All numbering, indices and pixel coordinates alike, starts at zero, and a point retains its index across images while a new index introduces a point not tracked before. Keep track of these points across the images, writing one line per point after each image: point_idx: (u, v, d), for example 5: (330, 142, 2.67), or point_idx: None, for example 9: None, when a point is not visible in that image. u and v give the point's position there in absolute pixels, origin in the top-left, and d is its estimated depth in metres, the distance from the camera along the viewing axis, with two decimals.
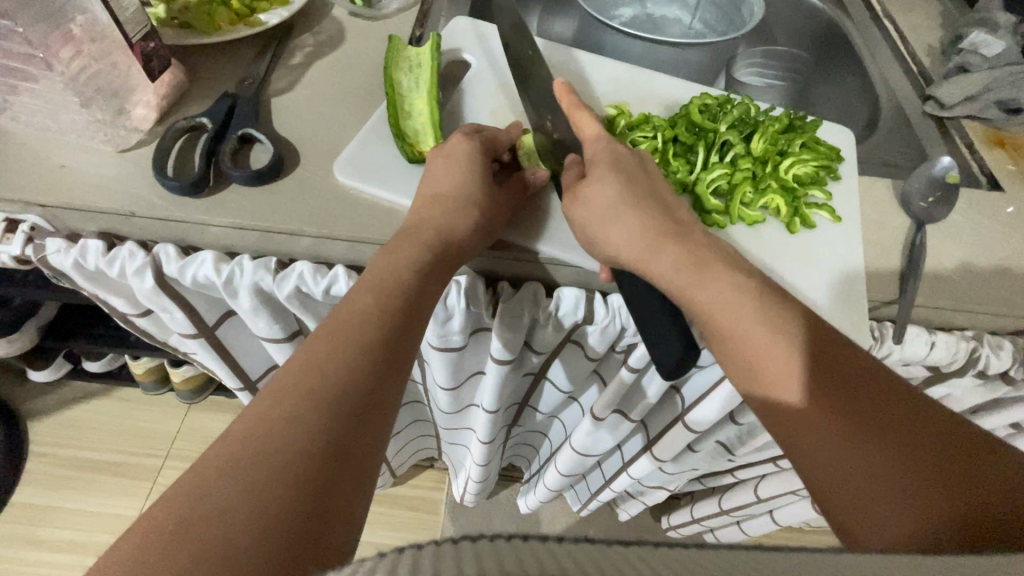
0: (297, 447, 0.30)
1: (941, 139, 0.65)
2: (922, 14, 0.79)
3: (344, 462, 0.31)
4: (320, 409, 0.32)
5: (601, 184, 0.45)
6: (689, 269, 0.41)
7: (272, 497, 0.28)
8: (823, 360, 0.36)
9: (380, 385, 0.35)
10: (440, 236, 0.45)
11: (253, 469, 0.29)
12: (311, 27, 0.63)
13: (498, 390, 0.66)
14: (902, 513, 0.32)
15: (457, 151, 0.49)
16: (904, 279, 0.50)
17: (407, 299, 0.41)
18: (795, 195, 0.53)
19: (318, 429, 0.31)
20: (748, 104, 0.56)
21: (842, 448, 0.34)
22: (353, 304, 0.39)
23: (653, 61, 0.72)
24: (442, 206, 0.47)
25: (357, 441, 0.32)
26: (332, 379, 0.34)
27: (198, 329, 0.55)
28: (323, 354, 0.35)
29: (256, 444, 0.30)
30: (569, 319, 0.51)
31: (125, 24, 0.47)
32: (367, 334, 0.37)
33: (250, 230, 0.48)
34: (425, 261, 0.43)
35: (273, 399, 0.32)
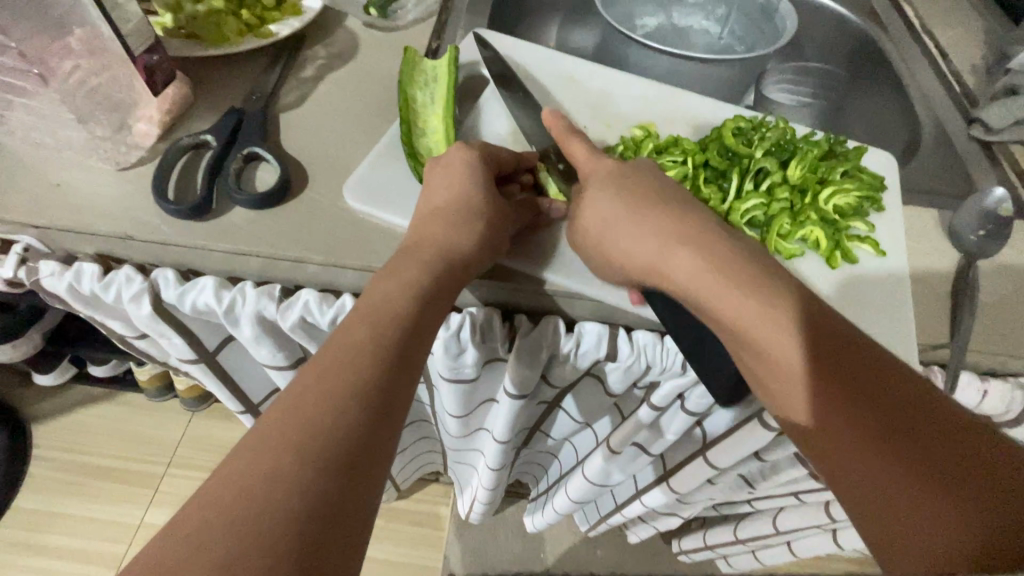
0: (279, 512, 0.27)
1: (988, 165, 0.61)
2: (962, 30, 0.75)
3: (331, 521, 0.28)
4: (303, 464, 0.29)
5: (595, 200, 0.43)
6: (701, 284, 0.37)
7: (242, 575, 0.24)
8: (867, 376, 0.32)
9: (372, 431, 0.32)
10: (438, 254, 0.42)
11: (230, 538, 0.26)
12: (324, 38, 0.60)
13: (511, 420, 0.63)
14: (933, 534, 0.28)
15: (454, 163, 0.46)
16: (954, 318, 0.47)
17: (406, 329, 0.37)
18: (836, 227, 0.49)
19: (300, 487, 0.28)
20: (785, 128, 0.52)
21: (886, 464, 0.30)
22: (346, 335, 0.36)
23: (679, 77, 0.69)
24: (443, 222, 0.44)
25: (346, 496, 0.29)
26: (321, 427, 0.30)
27: (198, 354, 0.53)
28: (310, 397, 0.32)
29: (231, 507, 0.27)
30: (591, 355, 0.48)
31: (127, 36, 0.44)
32: (355, 372, 0.33)
33: (255, 256, 0.45)
34: (425, 283, 0.40)
35: (253, 451, 0.29)
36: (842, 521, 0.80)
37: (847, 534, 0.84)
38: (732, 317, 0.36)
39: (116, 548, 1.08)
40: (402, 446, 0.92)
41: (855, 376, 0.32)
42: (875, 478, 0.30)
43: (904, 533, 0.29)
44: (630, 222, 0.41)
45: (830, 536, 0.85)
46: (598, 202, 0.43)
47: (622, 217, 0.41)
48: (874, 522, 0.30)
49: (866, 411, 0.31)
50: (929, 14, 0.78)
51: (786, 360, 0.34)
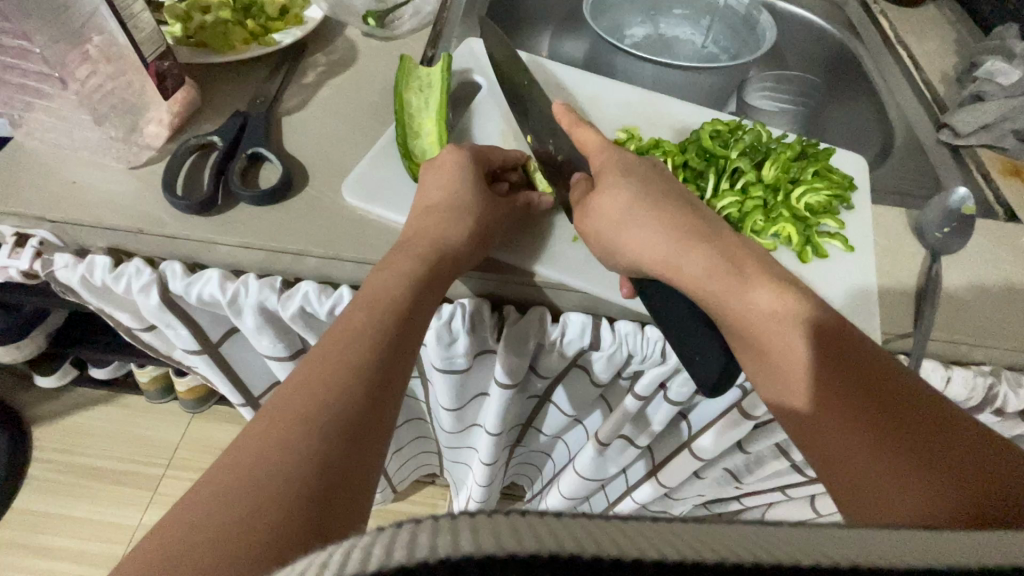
0: (289, 474, 0.29)
1: (957, 167, 0.64)
2: (934, 40, 0.79)
3: (337, 483, 0.30)
4: (314, 433, 0.31)
5: (612, 191, 0.45)
6: (712, 274, 0.39)
7: (263, 524, 0.27)
8: (832, 354, 0.35)
9: (372, 406, 0.34)
10: (433, 247, 0.45)
11: (244, 497, 0.28)
12: (324, 46, 0.63)
13: (502, 412, 0.65)
14: (914, 498, 0.30)
15: (446, 163, 0.50)
16: (919, 309, 0.49)
17: (402, 316, 0.40)
18: (807, 224, 0.52)
19: (314, 451, 0.30)
20: (760, 131, 0.55)
21: (851, 432, 0.33)
22: (350, 321, 0.38)
23: (663, 84, 0.73)
24: (436, 217, 0.47)
25: (350, 462, 0.31)
26: (326, 402, 0.33)
27: (202, 345, 0.55)
28: (315, 377, 0.34)
29: (245, 472, 0.29)
30: (576, 344, 0.51)
31: (140, 44, 0.48)
32: (359, 353, 0.36)
33: (258, 249, 0.48)
34: (419, 274, 0.43)
35: (269, 422, 0.32)
36: (827, 515, 0.82)
37: None
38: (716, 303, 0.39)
39: (115, 548, 1.10)
40: (397, 444, 0.94)
41: (842, 360, 0.35)
42: (858, 450, 0.32)
43: (887, 499, 0.31)
44: (644, 212, 0.43)
45: None
46: (616, 188, 0.45)
47: (635, 206, 0.44)
48: (857, 491, 0.32)
49: (846, 389, 0.34)
50: (903, 25, 0.82)
51: (772, 345, 0.37)
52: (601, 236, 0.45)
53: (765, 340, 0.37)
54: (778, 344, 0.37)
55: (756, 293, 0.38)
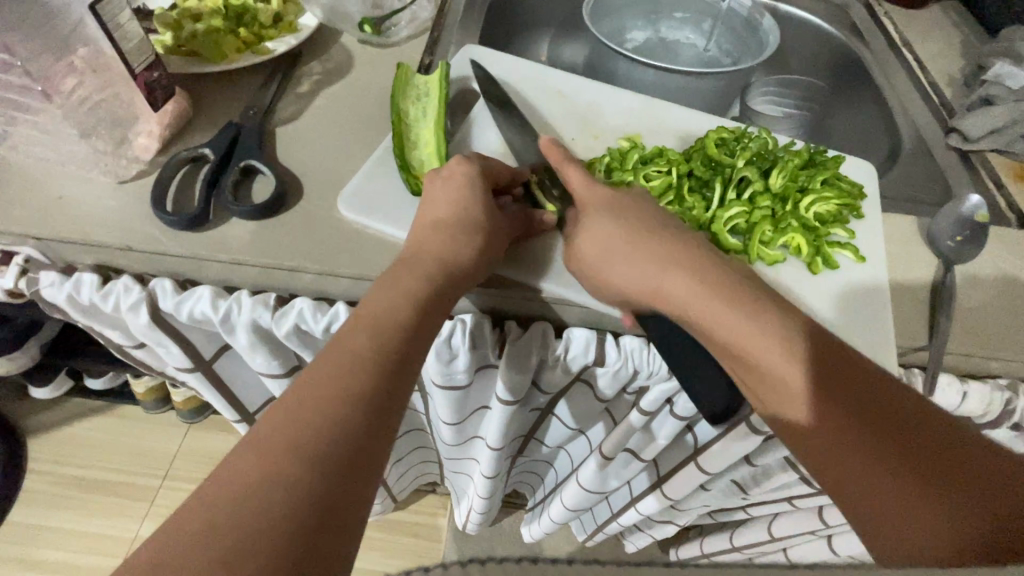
0: (278, 512, 0.28)
1: (966, 173, 0.63)
2: (940, 43, 0.78)
3: (328, 522, 0.29)
4: (310, 461, 0.30)
5: (592, 227, 0.45)
6: (696, 308, 0.39)
7: (246, 568, 0.25)
8: (849, 390, 0.34)
9: (370, 434, 0.33)
10: (443, 264, 0.43)
11: (229, 536, 0.26)
12: (319, 54, 0.62)
13: (504, 427, 0.63)
14: (930, 528, 0.30)
15: (455, 175, 0.48)
16: (933, 321, 0.48)
17: (404, 337, 0.38)
18: (817, 234, 0.50)
19: (308, 481, 0.29)
20: (766, 138, 0.54)
21: (861, 462, 0.33)
22: (353, 337, 0.37)
23: (666, 90, 0.71)
24: (446, 231, 0.45)
25: (345, 497, 0.30)
26: (320, 431, 0.31)
27: (195, 363, 0.54)
28: (311, 402, 0.33)
29: (232, 507, 0.27)
30: (580, 360, 0.49)
31: (128, 54, 0.45)
32: (358, 376, 0.35)
33: (251, 266, 0.46)
34: (424, 293, 0.41)
35: (264, 444, 0.30)
36: (836, 527, 0.80)
37: (842, 540, 0.84)
38: (722, 343, 0.38)
39: (111, 562, 1.08)
40: (397, 456, 0.92)
41: (847, 387, 0.35)
42: (870, 479, 0.32)
43: (905, 530, 0.31)
44: (621, 244, 0.43)
45: (826, 542, 0.85)
46: (595, 224, 0.45)
47: (615, 239, 0.44)
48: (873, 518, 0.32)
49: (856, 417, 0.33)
50: (908, 27, 0.80)
51: (776, 369, 0.36)
52: (589, 270, 0.45)
53: (767, 366, 0.36)
54: (765, 369, 0.36)
55: (750, 323, 0.37)
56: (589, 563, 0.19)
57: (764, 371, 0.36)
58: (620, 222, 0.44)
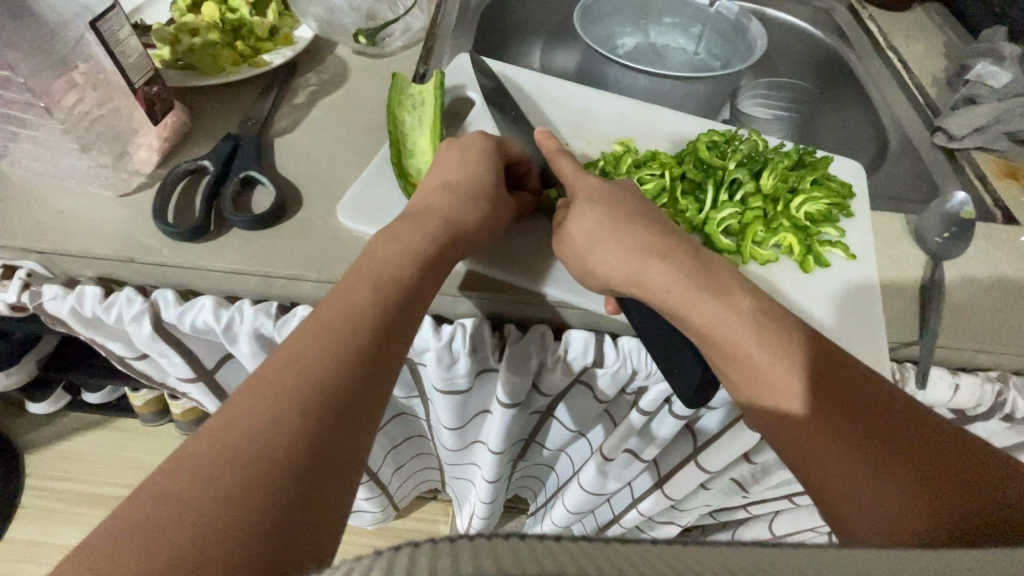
0: (277, 454, 0.28)
1: (953, 171, 0.64)
2: (923, 44, 0.80)
3: (325, 467, 0.29)
4: (300, 418, 0.30)
5: (580, 216, 0.45)
6: (674, 296, 0.40)
7: (247, 504, 0.26)
8: (826, 379, 0.35)
9: (368, 385, 0.34)
10: (445, 227, 0.44)
11: (231, 474, 0.27)
12: (315, 66, 0.63)
13: (505, 430, 0.64)
14: (904, 519, 0.31)
15: (473, 145, 0.50)
16: (924, 315, 0.49)
17: (403, 293, 0.39)
18: (808, 233, 0.51)
19: (296, 438, 0.29)
20: (756, 140, 0.55)
21: (844, 454, 0.33)
22: (345, 300, 0.37)
23: (656, 95, 0.73)
24: (454, 193, 0.46)
25: (341, 445, 0.31)
26: (319, 379, 0.32)
27: (197, 373, 0.54)
28: (311, 351, 0.33)
29: (233, 447, 0.28)
30: (579, 362, 0.50)
31: (128, 70, 0.46)
32: (358, 330, 0.35)
33: (251, 276, 0.47)
34: (425, 254, 0.42)
35: (251, 402, 0.30)
36: None
37: None
38: (708, 334, 0.38)
39: None
40: (398, 462, 0.93)
41: (832, 381, 0.35)
42: (849, 473, 0.33)
43: (877, 521, 0.32)
44: (609, 236, 0.43)
45: (826, 538, 0.86)
46: (584, 213, 0.45)
47: (601, 229, 0.44)
48: (847, 511, 0.33)
49: (840, 409, 0.34)
50: (892, 29, 0.82)
51: (755, 357, 0.36)
52: (574, 260, 0.45)
53: (751, 358, 0.37)
54: (740, 352, 0.37)
55: (723, 311, 0.38)
56: (591, 545, 0.20)
57: (750, 362, 0.37)
58: (608, 213, 0.44)
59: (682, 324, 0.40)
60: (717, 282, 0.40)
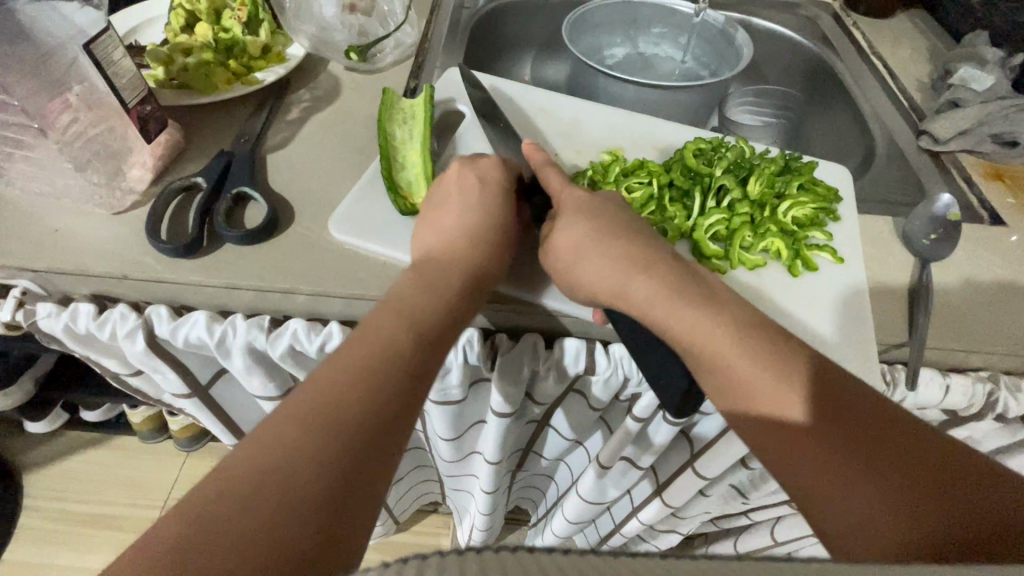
0: (312, 478, 0.29)
1: (940, 174, 0.65)
2: (907, 50, 0.81)
3: (354, 494, 0.30)
4: (340, 445, 0.31)
5: (566, 228, 0.45)
6: (655, 308, 0.41)
7: (280, 528, 0.27)
8: (815, 390, 0.35)
9: (399, 413, 0.34)
10: (469, 258, 0.45)
11: (267, 495, 0.28)
12: (307, 83, 0.64)
13: (501, 440, 0.64)
14: (900, 530, 0.31)
15: (491, 179, 0.49)
16: (913, 317, 0.49)
17: (434, 324, 0.40)
18: (796, 238, 0.52)
19: (337, 465, 0.30)
20: (742, 147, 0.55)
21: (837, 463, 0.33)
22: (376, 326, 0.38)
23: (644, 104, 0.74)
24: (477, 230, 0.46)
25: (371, 471, 0.32)
26: (354, 405, 0.33)
27: (192, 388, 0.54)
28: (345, 375, 0.34)
29: (268, 469, 0.29)
30: (571, 369, 0.50)
31: (122, 90, 0.47)
32: (390, 359, 0.36)
33: (243, 290, 0.47)
34: (452, 284, 0.43)
35: (295, 424, 0.31)
36: None
37: None
38: (693, 344, 0.39)
39: None
40: (396, 474, 0.92)
41: (822, 393, 0.35)
42: (842, 484, 0.33)
43: (872, 534, 0.31)
44: (594, 249, 0.44)
45: None
46: (570, 225, 0.45)
47: (587, 243, 0.44)
48: (843, 525, 0.33)
49: (831, 420, 0.34)
50: (876, 36, 0.83)
51: (738, 369, 0.37)
52: (559, 271, 0.46)
53: (731, 369, 0.37)
54: (726, 363, 0.37)
55: (702, 322, 0.39)
56: (575, 557, 0.20)
57: (738, 374, 0.37)
58: (595, 227, 0.45)
59: (666, 333, 0.40)
60: (701, 293, 0.40)
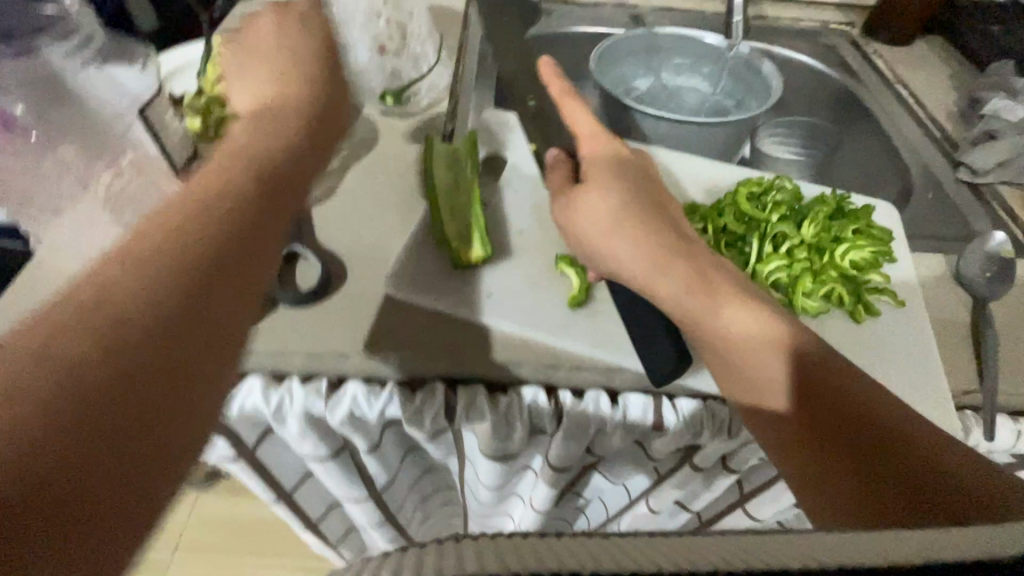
0: (98, 395, 0.23)
1: (979, 206, 0.65)
2: (929, 78, 0.82)
3: (150, 422, 0.25)
4: (131, 351, 0.25)
5: (601, 201, 0.49)
6: (686, 295, 0.45)
7: (68, 460, 0.22)
8: (814, 381, 0.40)
9: (210, 312, 0.28)
10: (251, 137, 0.37)
11: (45, 418, 0.22)
12: (344, 129, 0.63)
13: (551, 488, 0.62)
14: (887, 500, 0.34)
15: (285, 24, 0.45)
16: (981, 361, 0.49)
17: (252, 204, 0.33)
18: (855, 282, 0.51)
19: (140, 368, 0.25)
20: (795, 190, 0.55)
21: (827, 445, 0.37)
22: (193, 206, 0.30)
23: (678, 140, 0.74)
24: (266, 117, 0.39)
25: (172, 391, 0.26)
26: (148, 301, 0.26)
27: (238, 451, 0.53)
28: (141, 265, 0.27)
29: (37, 386, 0.22)
30: (638, 425, 0.49)
31: (170, 148, 0.44)
32: (198, 245, 0.29)
33: (297, 354, 0.45)
34: (221, 163, 0.34)
35: (75, 323, 0.24)
36: None
37: None
38: (731, 344, 0.42)
39: None
40: (427, 515, 0.90)
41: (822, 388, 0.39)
42: (834, 464, 0.36)
43: (861, 503, 0.34)
44: (626, 228, 0.48)
45: None
46: (604, 199, 0.49)
47: (621, 221, 0.48)
48: (835, 497, 0.36)
49: (824, 409, 0.38)
50: (898, 64, 0.84)
51: (755, 356, 0.41)
52: (588, 244, 0.49)
53: (749, 362, 0.42)
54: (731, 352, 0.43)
55: (741, 321, 0.42)
56: None
57: (748, 366, 0.42)
58: (628, 205, 0.49)
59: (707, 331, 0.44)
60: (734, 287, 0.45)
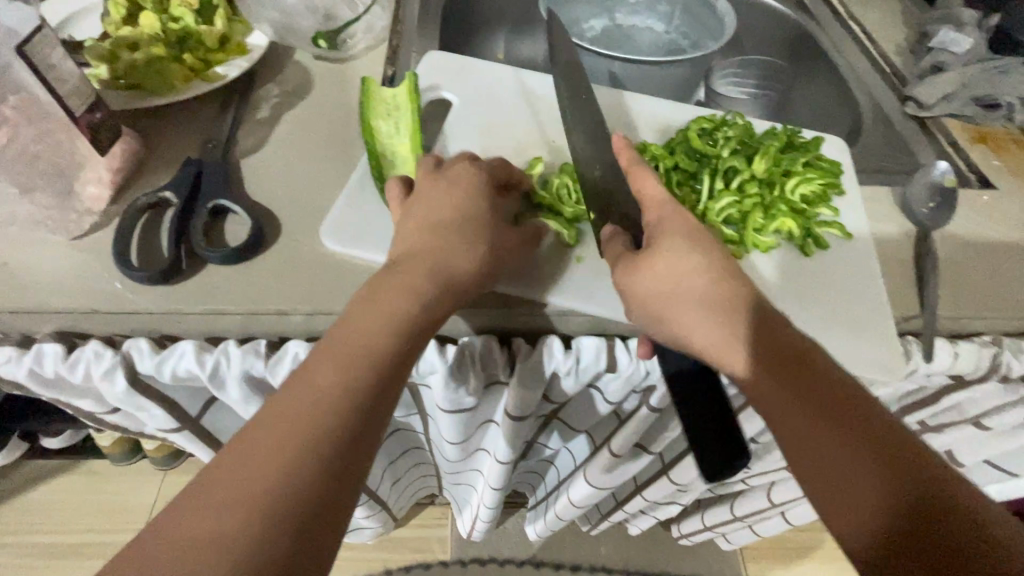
0: (282, 497, 0.29)
1: (925, 139, 0.66)
2: (881, 12, 0.81)
3: (316, 520, 0.30)
4: (304, 459, 0.30)
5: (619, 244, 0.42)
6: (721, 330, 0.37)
7: (241, 548, 0.27)
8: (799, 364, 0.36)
9: (364, 431, 0.33)
10: (434, 272, 0.40)
11: (237, 516, 0.28)
12: (274, 76, 0.58)
13: (512, 439, 0.62)
14: (878, 502, 0.32)
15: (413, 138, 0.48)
16: (922, 289, 0.49)
17: (404, 331, 0.37)
18: (806, 216, 0.51)
19: (313, 479, 0.30)
20: (745, 125, 0.54)
21: (817, 430, 0.35)
22: (353, 332, 0.36)
23: (632, 81, 0.71)
24: (433, 228, 0.43)
25: (332, 495, 0.31)
26: (324, 422, 0.32)
27: (181, 421, 0.50)
28: (319, 385, 0.33)
29: (238, 488, 0.29)
30: (591, 369, 0.48)
31: (67, 97, 0.41)
32: (366, 371, 0.35)
33: (232, 315, 0.43)
34: (397, 301, 0.38)
35: (264, 435, 0.31)
36: None
37: None
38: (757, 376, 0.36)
39: None
40: (397, 476, 0.90)
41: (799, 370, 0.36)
42: (831, 452, 0.34)
43: (858, 507, 0.33)
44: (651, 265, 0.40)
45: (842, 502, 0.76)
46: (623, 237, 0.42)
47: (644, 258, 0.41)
48: (841, 494, 0.33)
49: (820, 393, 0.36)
50: None
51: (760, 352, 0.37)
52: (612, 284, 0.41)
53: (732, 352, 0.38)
54: (729, 318, 0.38)
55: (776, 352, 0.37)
56: None
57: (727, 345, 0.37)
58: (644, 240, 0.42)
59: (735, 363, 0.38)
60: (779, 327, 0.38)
